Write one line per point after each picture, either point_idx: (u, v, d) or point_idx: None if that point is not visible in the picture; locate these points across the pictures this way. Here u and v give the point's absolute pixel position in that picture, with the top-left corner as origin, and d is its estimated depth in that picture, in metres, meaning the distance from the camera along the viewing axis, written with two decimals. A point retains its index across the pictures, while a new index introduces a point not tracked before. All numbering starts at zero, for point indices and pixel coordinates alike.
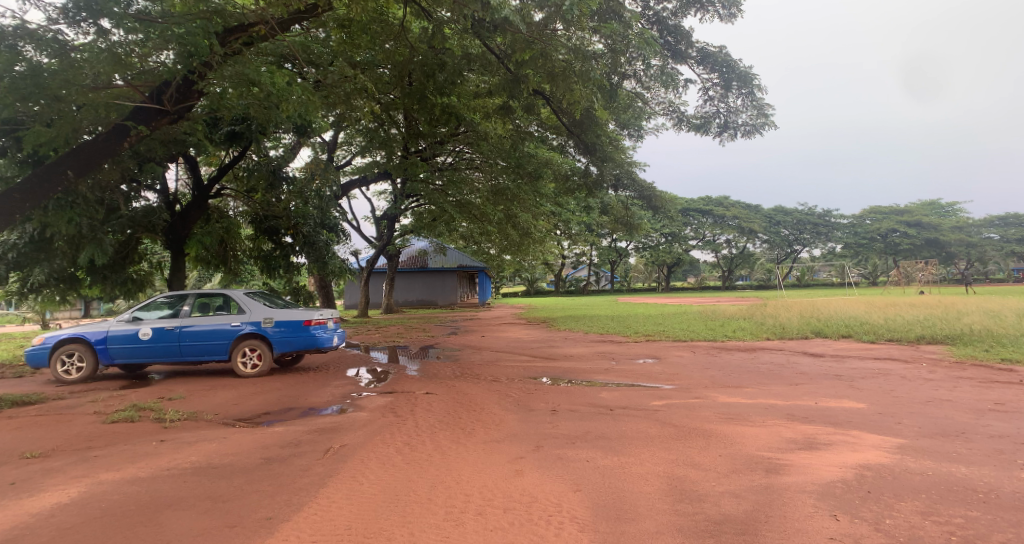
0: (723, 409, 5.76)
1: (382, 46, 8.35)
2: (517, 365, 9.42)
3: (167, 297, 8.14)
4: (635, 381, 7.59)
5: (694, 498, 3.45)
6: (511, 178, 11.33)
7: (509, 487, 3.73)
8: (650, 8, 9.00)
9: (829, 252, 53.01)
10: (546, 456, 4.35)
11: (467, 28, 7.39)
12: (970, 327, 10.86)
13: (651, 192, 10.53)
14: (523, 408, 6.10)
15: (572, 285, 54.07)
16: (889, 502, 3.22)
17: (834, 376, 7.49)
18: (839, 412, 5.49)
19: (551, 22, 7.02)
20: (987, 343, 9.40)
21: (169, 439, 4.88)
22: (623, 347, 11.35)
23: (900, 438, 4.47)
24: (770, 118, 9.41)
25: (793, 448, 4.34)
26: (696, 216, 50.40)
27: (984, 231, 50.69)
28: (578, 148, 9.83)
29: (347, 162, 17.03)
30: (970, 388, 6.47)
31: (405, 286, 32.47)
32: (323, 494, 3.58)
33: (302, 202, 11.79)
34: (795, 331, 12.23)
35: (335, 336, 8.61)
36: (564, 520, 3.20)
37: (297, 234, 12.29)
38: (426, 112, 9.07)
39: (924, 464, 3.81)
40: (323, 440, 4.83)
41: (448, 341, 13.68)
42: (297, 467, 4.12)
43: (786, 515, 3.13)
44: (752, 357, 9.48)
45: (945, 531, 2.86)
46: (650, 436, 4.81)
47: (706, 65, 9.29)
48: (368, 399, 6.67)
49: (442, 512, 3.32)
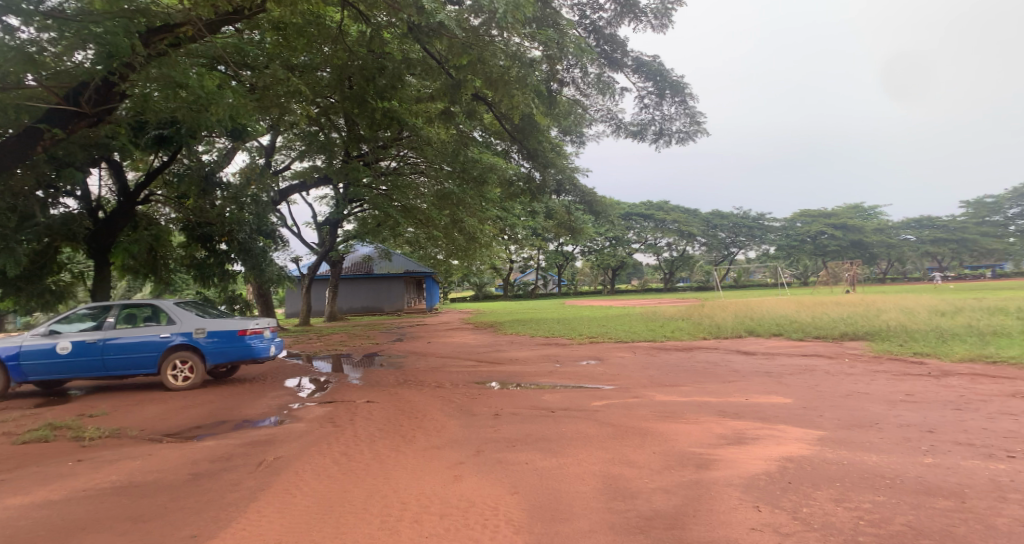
0: (659, 407, 5.94)
1: (319, 50, 8.24)
2: (462, 370, 9.35)
3: (90, 308, 7.57)
4: (579, 383, 7.68)
5: (627, 495, 3.52)
6: (456, 183, 11.38)
7: (445, 493, 3.68)
8: (586, 17, 9.22)
9: (763, 254, 55.85)
10: (485, 460, 4.33)
11: (405, 31, 7.39)
12: (887, 324, 11.62)
13: (593, 197, 10.53)
14: (465, 413, 6.06)
15: (521, 289, 54.71)
16: (807, 491, 3.40)
17: (763, 373, 7.85)
18: (767, 408, 5.75)
19: (488, 28, 6.93)
20: (902, 338, 10.13)
21: (89, 458, 4.53)
22: (568, 349, 11.48)
23: (820, 430, 4.73)
24: (702, 125, 9.79)
25: (722, 443, 4.50)
26: (638, 220, 51.93)
27: (903, 233, 54.52)
28: (521, 153, 9.84)
29: (286, 167, 16.58)
30: (886, 381, 6.93)
31: (349, 292, 31.79)
32: (252, 509, 3.41)
33: (237, 208, 11.15)
34: (729, 330, 12.78)
35: (273, 345, 8.24)
36: (499, 523, 3.19)
37: (233, 240, 11.60)
38: (366, 117, 8.94)
39: (839, 454, 4.05)
40: (256, 453, 4.61)
41: (392, 347, 13.48)
42: (226, 481, 3.91)
43: (713, 507, 3.25)
44: (689, 356, 9.84)
45: (854, 516, 3.04)
46: (590, 436, 4.86)
47: (642, 73, 9.54)
48: (305, 410, 6.41)
49: (378, 521, 3.24)
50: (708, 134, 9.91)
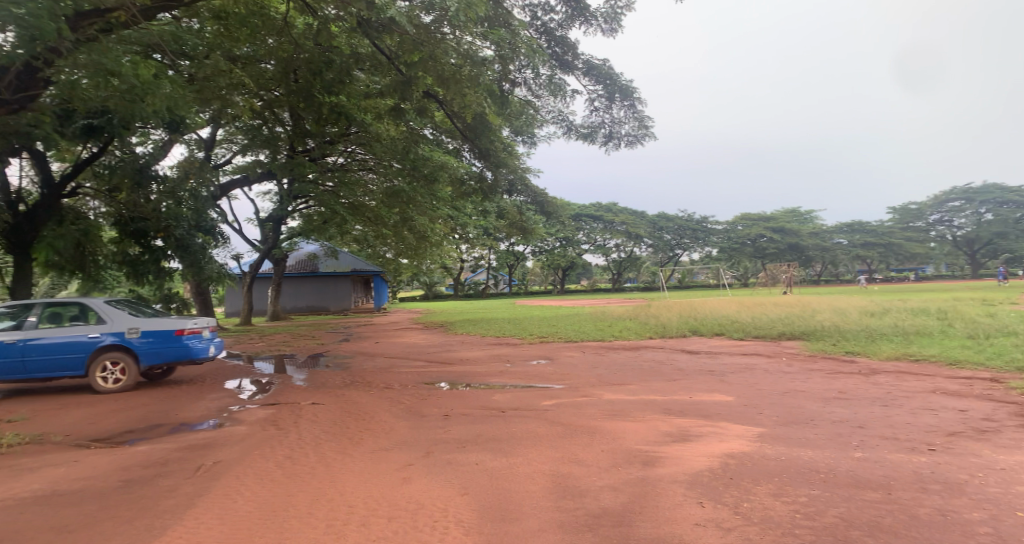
0: (607, 406, 6.02)
1: (263, 41, 7.93)
2: (411, 371, 9.18)
3: (9, 307, 7.02)
4: (529, 382, 7.70)
5: (576, 494, 3.53)
6: (406, 180, 11.19)
7: (393, 495, 3.56)
8: (538, 18, 9.24)
9: (707, 256, 58.02)
10: (435, 462, 4.24)
11: (354, 25, 7.21)
12: (821, 324, 12.26)
13: (544, 198, 10.60)
14: (414, 414, 5.94)
15: (471, 289, 54.52)
16: (748, 487, 3.51)
17: (706, 371, 8.11)
18: (710, 405, 5.94)
19: (440, 25, 6.84)
20: (835, 337, 10.71)
21: (4, 466, 4.12)
22: (519, 349, 11.49)
23: (760, 427, 4.92)
24: (650, 130, 10.03)
25: (667, 441, 4.60)
26: (588, 221, 52.87)
27: (834, 237, 57.90)
28: (472, 152, 9.75)
29: (227, 161, 15.78)
30: (819, 379, 7.31)
31: (293, 291, 30.72)
32: (190, 516, 3.19)
33: (175, 203, 10.62)
34: (675, 330, 13.16)
35: (213, 346, 7.77)
36: (449, 525, 3.12)
37: (169, 237, 11.04)
38: (313, 111, 8.81)
39: (778, 450, 4.21)
40: (194, 458, 4.33)
41: (339, 348, 13.10)
42: (161, 488, 3.65)
43: (659, 504, 3.30)
44: (635, 355, 10.06)
45: (791, 510, 3.16)
46: (541, 435, 4.86)
47: (592, 77, 9.68)
48: (247, 412, 6.11)
49: (324, 525, 3.10)
50: (656, 139, 10.16)
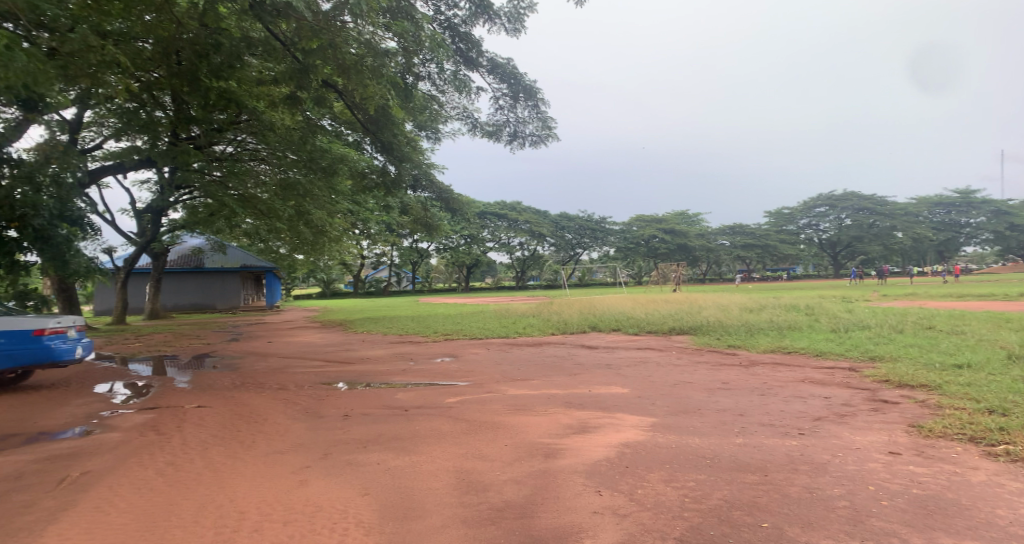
0: (511, 401, 6.07)
1: (139, 16, 6.83)
2: (306, 371, 8.67)
3: None
4: (433, 380, 7.57)
5: (480, 489, 3.48)
6: (301, 172, 10.48)
7: (289, 498, 3.31)
8: (441, 13, 9.09)
9: (605, 255, 60.87)
10: (334, 463, 4.00)
11: (244, 8, 6.55)
12: (707, 320, 13.28)
13: (449, 194, 10.53)
14: (311, 415, 5.59)
15: (373, 287, 52.83)
16: (642, 474, 3.68)
17: (605, 365, 8.47)
18: (608, 397, 6.20)
19: (340, 13, 6.41)
20: (718, 332, 11.65)
21: None
22: (423, 347, 11.30)
23: (652, 417, 5.19)
24: (553, 131, 10.26)
25: (568, 432, 4.71)
26: (492, 218, 53.36)
27: (718, 239, 63.20)
28: (375, 145, 9.38)
29: (98, 145, 13.93)
30: (705, 371, 7.90)
31: (172, 288, 27.91)
32: (44, 536, 2.73)
33: (33, 191, 8.96)
34: (575, 326, 13.62)
35: (80, 346, 6.76)
36: (348, 525, 2.94)
37: (25, 228, 9.47)
38: (198, 96, 7.88)
39: (669, 439, 4.46)
40: (56, 469, 3.73)
41: (225, 348, 12.10)
42: (11, 505, 3.11)
43: (560, 495, 3.35)
44: (538, 351, 10.28)
45: (681, 494, 3.34)
46: (445, 433, 4.78)
47: (496, 75, 9.70)
48: (118, 418, 5.41)
49: (211, 534, 2.80)
50: (558, 139, 10.42)
